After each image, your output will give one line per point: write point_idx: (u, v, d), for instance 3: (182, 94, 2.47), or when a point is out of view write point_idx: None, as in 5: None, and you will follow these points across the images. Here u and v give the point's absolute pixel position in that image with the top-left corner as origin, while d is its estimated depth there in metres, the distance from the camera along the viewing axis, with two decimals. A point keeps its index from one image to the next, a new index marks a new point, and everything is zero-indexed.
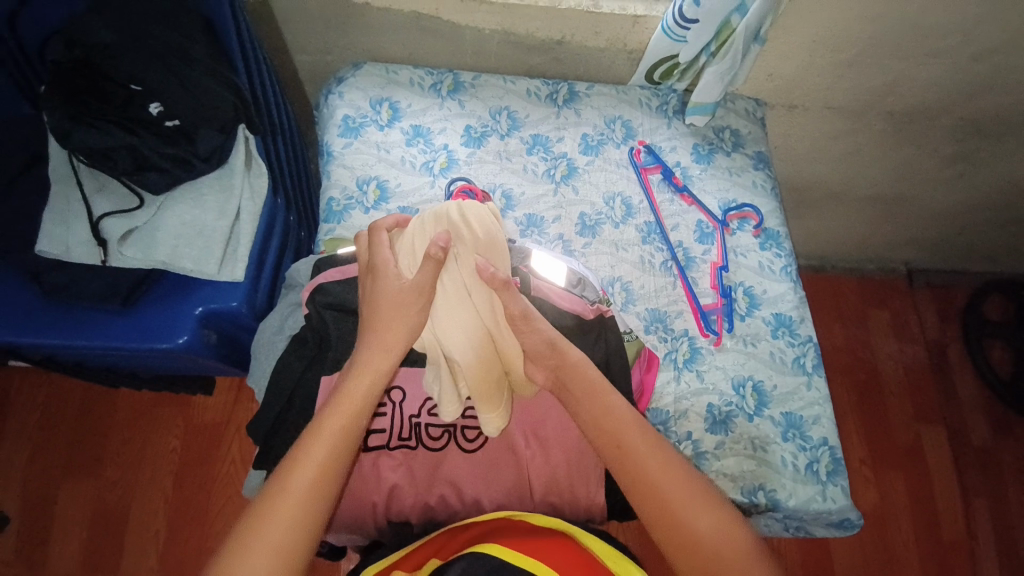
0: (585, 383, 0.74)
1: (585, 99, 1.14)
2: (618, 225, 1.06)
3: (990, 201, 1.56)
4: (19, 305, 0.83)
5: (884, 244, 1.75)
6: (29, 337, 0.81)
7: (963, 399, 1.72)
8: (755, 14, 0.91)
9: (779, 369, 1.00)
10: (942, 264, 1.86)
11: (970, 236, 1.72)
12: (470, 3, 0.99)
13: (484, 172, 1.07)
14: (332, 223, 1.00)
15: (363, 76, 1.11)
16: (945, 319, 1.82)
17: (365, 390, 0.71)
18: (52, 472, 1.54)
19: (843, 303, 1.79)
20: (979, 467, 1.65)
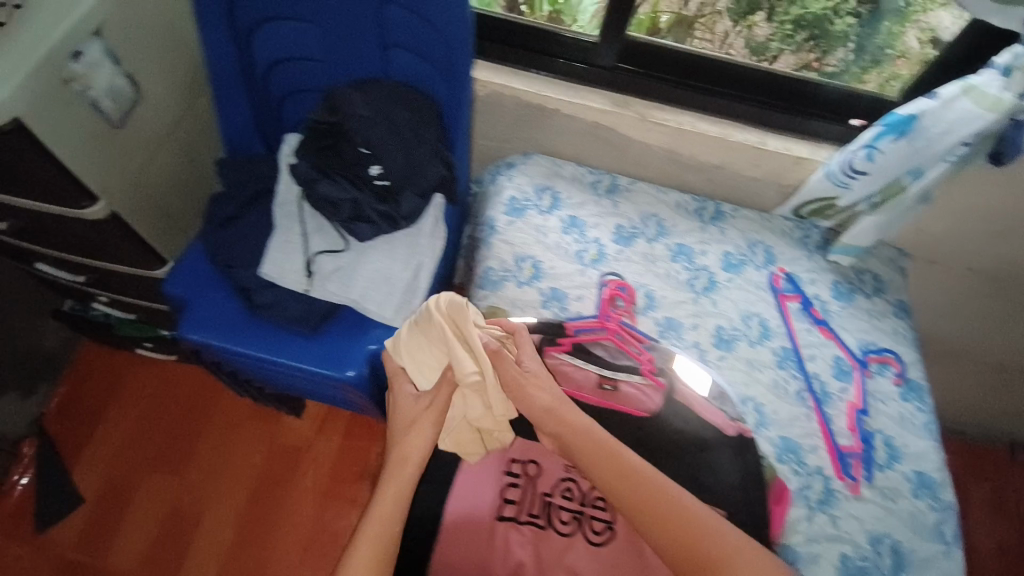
0: (593, 439, 0.79)
1: (731, 219, 1.20)
2: (754, 345, 1.07)
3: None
4: (224, 315, 0.93)
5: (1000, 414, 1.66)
6: (232, 345, 0.91)
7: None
8: (932, 179, 0.96)
9: (919, 533, 0.95)
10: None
11: None
12: (650, 122, 1.08)
13: (630, 270, 1.13)
14: (488, 290, 1.08)
15: (532, 165, 1.21)
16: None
17: (399, 474, 0.81)
18: (142, 464, 1.61)
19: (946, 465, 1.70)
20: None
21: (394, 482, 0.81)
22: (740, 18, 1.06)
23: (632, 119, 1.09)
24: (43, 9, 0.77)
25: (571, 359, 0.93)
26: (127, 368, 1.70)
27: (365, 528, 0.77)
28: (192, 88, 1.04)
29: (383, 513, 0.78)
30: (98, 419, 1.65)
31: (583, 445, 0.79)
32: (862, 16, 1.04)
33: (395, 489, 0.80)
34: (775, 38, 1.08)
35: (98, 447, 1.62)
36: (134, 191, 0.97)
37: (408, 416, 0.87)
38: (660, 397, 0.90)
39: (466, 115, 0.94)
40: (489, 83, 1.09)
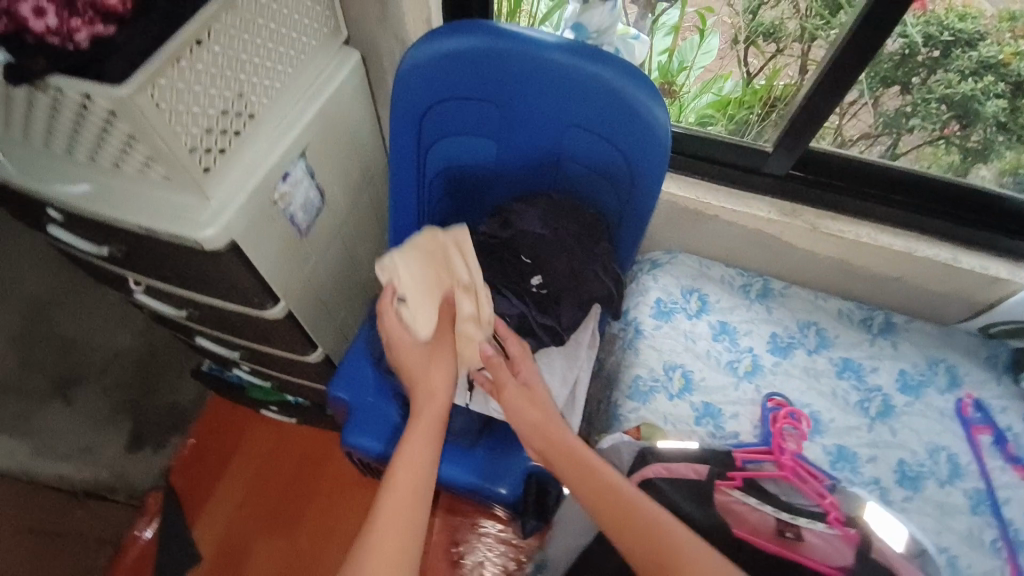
0: (591, 471, 0.74)
1: (903, 332, 1.10)
2: (943, 485, 0.95)
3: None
4: (384, 419, 0.94)
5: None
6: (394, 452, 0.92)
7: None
8: None
9: None
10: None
11: None
12: (820, 234, 1.03)
13: (790, 386, 1.05)
14: (638, 401, 1.03)
15: (677, 264, 1.19)
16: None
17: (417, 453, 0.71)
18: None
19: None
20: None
21: (414, 462, 0.71)
22: (873, 91, 1.03)
23: (800, 228, 1.04)
24: (263, 134, 0.81)
25: (743, 497, 0.85)
26: (239, 422, 1.61)
27: (382, 520, 0.64)
28: (360, 185, 1.08)
29: (400, 501, 0.66)
30: (208, 474, 1.55)
31: (587, 481, 0.74)
32: (1008, 100, 1.00)
33: (408, 464, 0.70)
34: (916, 113, 1.05)
35: (204, 505, 1.51)
36: (306, 288, 1.00)
37: (415, 369, 0.80)
38: (853, 555, 0.78)
39: (640, 232, 0.92)
40: None
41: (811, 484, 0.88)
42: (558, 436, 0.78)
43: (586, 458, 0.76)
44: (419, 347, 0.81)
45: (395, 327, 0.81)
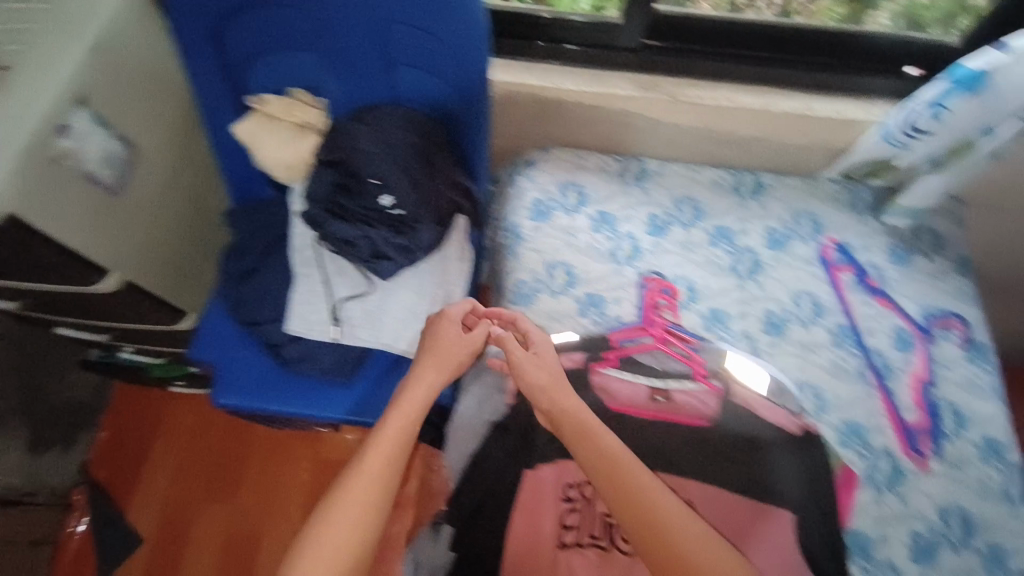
0: (620, 468, 0.73)
1: (771, 191, 1.13)
2: (807, 325, 1.04)
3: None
4: (256, 371, 0.92)
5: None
6: (272, 403, 0.89)
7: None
8: (1008, 131, 0.85)
9: (987, 498, 0.93)
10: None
11: None
12: (680, 103, 1.00)
13: (668, 263, 1.08)
14: (522, 305, 1.04)
15: (552, 160, 1.15)
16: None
17: (393, 439, 0.77)
18: (196, 495, 1.59)
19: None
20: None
21: (398, 425, 0.79)
22: None
23: (660, 100, 1.00)
24: (13, 90, 0.70)
25: (618, 373, 0.91)
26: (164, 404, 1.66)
27: (364, 470, 0.74)
28: (181, 130, 0.97)
29: (371, 480, 0.74)
30: (145, 456, 1.62)
31: (614, 480, 0.73)
32: None
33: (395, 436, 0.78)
34: None
35: (147, 484, 1.59)
36: (142, 254, 0.93)
37: (448, 344, 0.86)
38: (717, 403, 0.88)
39: (485, 130, 0.89)
40: (502, 83, 1.01)
41: (681, 349, 0.94)
42: (596, 440, 0.76)
43: (626, 459, 0.74)
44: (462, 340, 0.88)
45: (444, 335, 0.87)
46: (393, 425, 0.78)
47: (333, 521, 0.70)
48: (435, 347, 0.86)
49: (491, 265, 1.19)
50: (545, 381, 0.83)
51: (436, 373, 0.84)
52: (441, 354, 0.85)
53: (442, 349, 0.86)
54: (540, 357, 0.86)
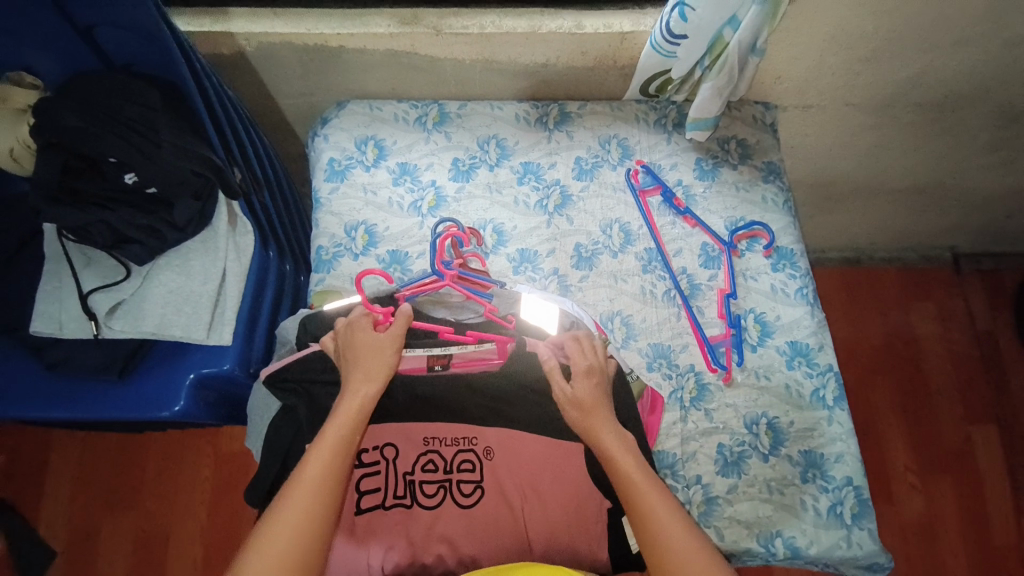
0: (634, 489, 0.70)
1: (578, 119, 1.10)
2: (617, 255, 1.02)
3: (995, 192, 1.60)
4: (29, 382, 0.87)
5: (879, 230, 1.83)
6: (47, 412, 0.85)
7: (929, 369, 1.90)
8: (748, 28, 0.84)
9: (796, 403, 0.93)
10: (913, 247, 1.99)
11: (1002, 223, 1.85)
12: (447, 36, 0.95)
13: (473, 208, 1.05)
14: (322, 272, 0.99)
15: (346, 116, 1.09)
16: (920, 300, 1.98)
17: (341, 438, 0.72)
18: (95, 505, 1.45)
19: (856, 295, 1.98)
20: (942, 448, 1.81)
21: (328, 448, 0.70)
22: None
23: (426, 35, 0.95)
24: None
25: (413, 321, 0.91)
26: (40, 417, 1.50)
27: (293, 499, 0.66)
28: None
29: (304, 507, 0.66)
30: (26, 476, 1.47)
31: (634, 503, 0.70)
32: None
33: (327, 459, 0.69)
34: None
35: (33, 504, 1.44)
36: None
37: (362, 350, 0.79)
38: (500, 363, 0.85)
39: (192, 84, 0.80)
40: (251, 35, 0.95)
41: (471, 297, 0.90)
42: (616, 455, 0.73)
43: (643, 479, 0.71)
44: (378, 344, 0.80)
45: (361, 339, 0.80)
46: (341, 420, 0.73)
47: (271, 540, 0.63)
48: (356, 359, 0.79)
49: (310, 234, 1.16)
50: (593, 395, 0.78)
51: (369, 382, 0.76)
52: (363, 360, 0.78)
53: (363, 356, 0.78)
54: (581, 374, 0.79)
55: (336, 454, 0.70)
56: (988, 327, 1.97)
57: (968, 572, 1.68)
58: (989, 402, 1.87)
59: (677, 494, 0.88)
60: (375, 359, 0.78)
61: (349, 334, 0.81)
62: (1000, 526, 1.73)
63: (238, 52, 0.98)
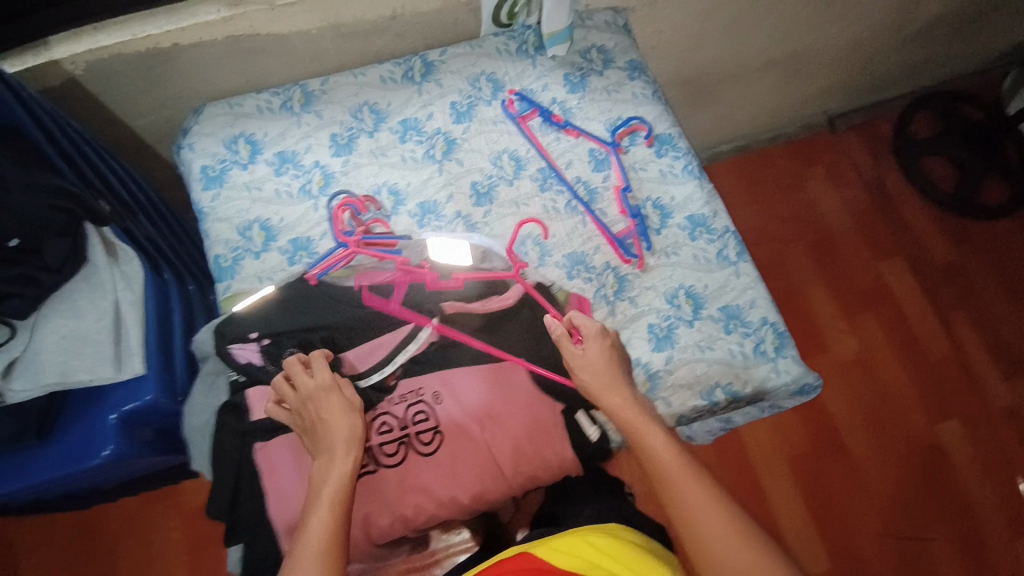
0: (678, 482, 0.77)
1: (442, 66, 1.11)
2: (513, 183, 1.05)
3: (841, 46, 1.74)
4: None
5: (757, 111, 1.96)
6: None
7: (833, 227, 2.08)
8: None
9: (706, 269, 1.00)
10: (793, 119, 2.14)
11: (862, 76, 2.01)
12: (284, 7, 0.92)
13: (364, 176, 1.04)
14: (227, 280, 0.97)
15: (208, 119, 1.05)
16: (810, 167, 2.15)
17: (327, 532, 0.71)
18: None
19: (754, 177, 2.13)
20: (858, 289, 2.01)
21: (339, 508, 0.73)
22: None
23: (261, 11, 0.92)
24: None
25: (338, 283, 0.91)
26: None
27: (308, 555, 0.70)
28: None
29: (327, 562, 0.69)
30: None
31: (670, 484, 0.77)
32: None
33: (335, 518, 0.72)
34: None
35: None
36: None
37: (329, 423, 0.78)
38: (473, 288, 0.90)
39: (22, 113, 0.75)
40: (77, 57, 0.90)
41: (381, 257, 0.92)
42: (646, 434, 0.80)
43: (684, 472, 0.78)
44: (346, 409, 0.79)
45: (324, 407, 0.79)
46: (338, 482, 0.75)
47: None
48: (322, 430, 0.78)
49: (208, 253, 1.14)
50: (604, 368, 0.84)
51: (345, 451, 0.77)
52: (333, 430, 0.77)
53: (330, 427, 0.77)
54: (594, 360, 0.84)
55: (339, 517, 0.73)
56: (872, 174, 2.17)
57: (910, 388, 1.90)
58: (888, 238, 2.08)
59: None
60: (342, 424, 0.78)
61: (312, 412, 0.79)
62: (928, 343, 1.96)
63: (70, 79, 0.94)
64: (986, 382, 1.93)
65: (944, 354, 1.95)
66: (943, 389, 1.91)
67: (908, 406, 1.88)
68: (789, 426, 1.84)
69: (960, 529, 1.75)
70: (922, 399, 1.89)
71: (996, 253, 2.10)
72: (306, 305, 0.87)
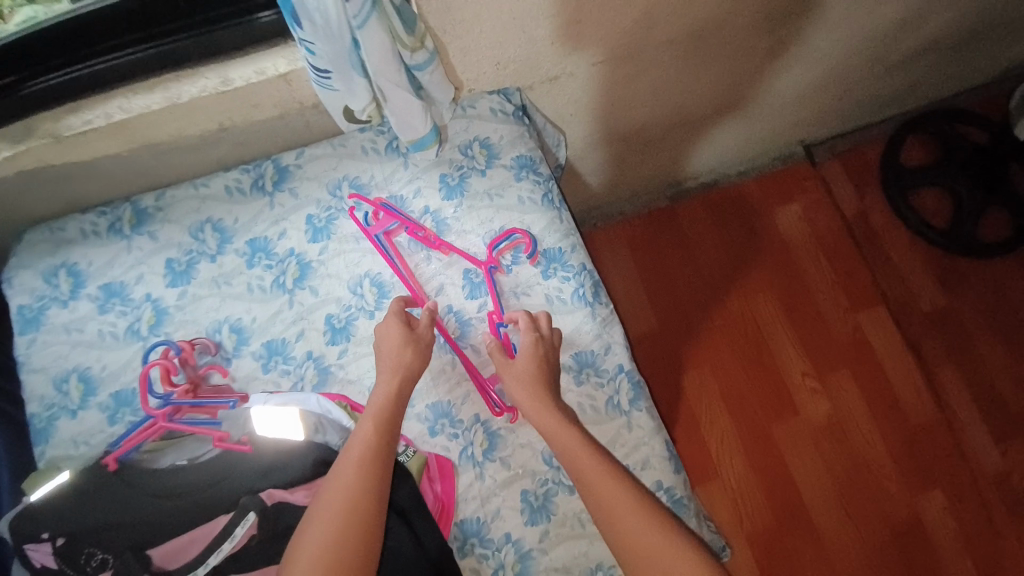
0: (592, 465, 0.71)
1: (297, 172, 0.96)
2: (374, 314, 0.91)
3: (803, 86, 1.54)
4: None
5: (718, 151, 1.77)
6: None
7: (809, 273, 1.88)
8: (379, 58, 0.69)
9: (593, 421, 0.85)
10: (765, 152, 1.94)
11: (841, 106, 1.79)
12: (73, 138, 0.82)
13: (202, 310, 0.91)
14: (41, 445, 0.85)
15: (27, 248, 0.92)
16: (783, 206, 1.94)
17: (357, 469, 0.69)
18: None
19: (720, 218, 1.92)
20: (836, 346, 1.81)
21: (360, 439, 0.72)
22: None
23: (47, 145, 0.82)
24: None
25: (155, 462, 0.80)
26: None
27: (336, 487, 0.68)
28: None
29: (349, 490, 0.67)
30: None
31: (584, 473, 0.71)
32: None
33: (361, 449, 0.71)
34: None
35: None
36: None
37: (385, 352, 0.79)
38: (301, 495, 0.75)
39: None
40: None
41: (196, 429, 0.79)
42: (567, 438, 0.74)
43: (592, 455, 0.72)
44: (404, 336, 0.80)
45: (383, 335, 0.80)
46: (372, 409, 0.74)
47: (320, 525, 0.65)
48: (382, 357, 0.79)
49: None
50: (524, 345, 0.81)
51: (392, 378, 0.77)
52: (388, 357, 0.79)
53: (386, 355, 0.79)
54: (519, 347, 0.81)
55: (365, 452, 0.71)
56: (855, 210, 1.96)
57: (890, 457, 1.71)
58: (871, 284, 1.88)
59: (489, 562, 0.81)
60: (399, 348, 0.79)
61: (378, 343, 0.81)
62: (909, 404, 1.76)
63: None
64: (978, 447, 1.73)
65: (928, 417, 1.75)
66: (929, 457, 1.72)
67: (888, 480, 1.69)
68: (751, 500, 1.69)
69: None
70: (903, 468, 1.70)
71: (994, 296, 1.87)
72: (99, 499, 0.74)
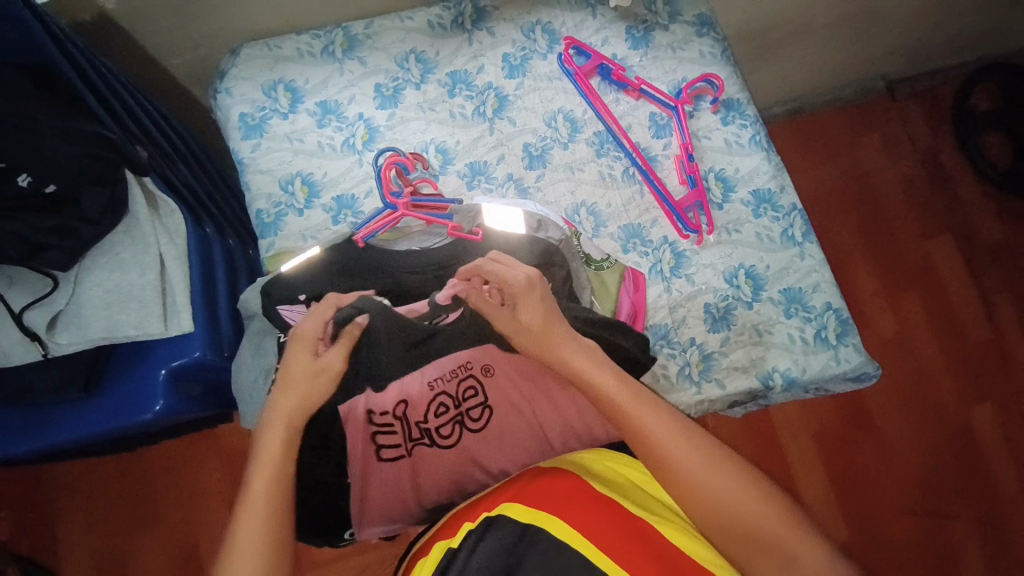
0: (632, 414, 0.71)
1: (495, 13, 1.02)
2: (568, 146, 0.99)
3: (910, 4, 1.58)
4: (17, 413, 0.84)
5: (816, 76, 1.81)
6: (38, 441, 0.83)
7: (882, 201, 1.91)
8: None
9: (768, 248, 0.96)
10: (847, 84, 1.92)
11: (934, 36, 1.78)
12: None
13: (410, 132, 0.98)
14: (270, 236, 0.94)
15: (245, 62, 0.98)
16: (862, 135, 1.95)
17: (274, 479, 0.72)
18: (117, 538, 1.39)
19: (803, 145, 1.94)
20: (905, 266, 1.86)
21: (268, 451, 0.73)
22: None
23: None
24: None
25: (393, 246, 0.89)
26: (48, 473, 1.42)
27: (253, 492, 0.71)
28: None
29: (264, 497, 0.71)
30: (45, 523, 1.39)
31: (624, 417, 0.71)
32: None
33: (276, 460, 0.73)
34: None
35: (66, 538, 1.39)
36: None
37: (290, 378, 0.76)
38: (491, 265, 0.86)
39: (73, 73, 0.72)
40: None
41: (431, 221, 0.88)
42: (641, 409, 0.71)
43: (629, 398, 0.72)
44: (314, 363, 0.77)
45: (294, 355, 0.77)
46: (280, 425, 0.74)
47: (244, 524, 0.69)
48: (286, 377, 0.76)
49: (227, 207, 1.06)
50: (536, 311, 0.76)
51: (290, 398, 0.75)
52: (296, 379, 0.76)
53: (288, 378, 0.76)
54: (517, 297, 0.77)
55: (279, 460, 0.73)
56: (927, 146, 1.95)
57: (949, 375, 1.77)
58: (941, 216, 1.90)
59: (677, 359, 0.92)
60: (302, 375, 0.76)
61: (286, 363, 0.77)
62: (969, 324, 1.82)
63: (101, 14, 0.88)
64: None
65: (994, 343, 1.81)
66: (987, 377, 1.78)
67: (944, 392, 1.75)
68: (822, 407, 1.74)
69: (991, 524, 1.66)
70: (960, 384, 1.76)
71: None
72: (356, 269, 0.85)
